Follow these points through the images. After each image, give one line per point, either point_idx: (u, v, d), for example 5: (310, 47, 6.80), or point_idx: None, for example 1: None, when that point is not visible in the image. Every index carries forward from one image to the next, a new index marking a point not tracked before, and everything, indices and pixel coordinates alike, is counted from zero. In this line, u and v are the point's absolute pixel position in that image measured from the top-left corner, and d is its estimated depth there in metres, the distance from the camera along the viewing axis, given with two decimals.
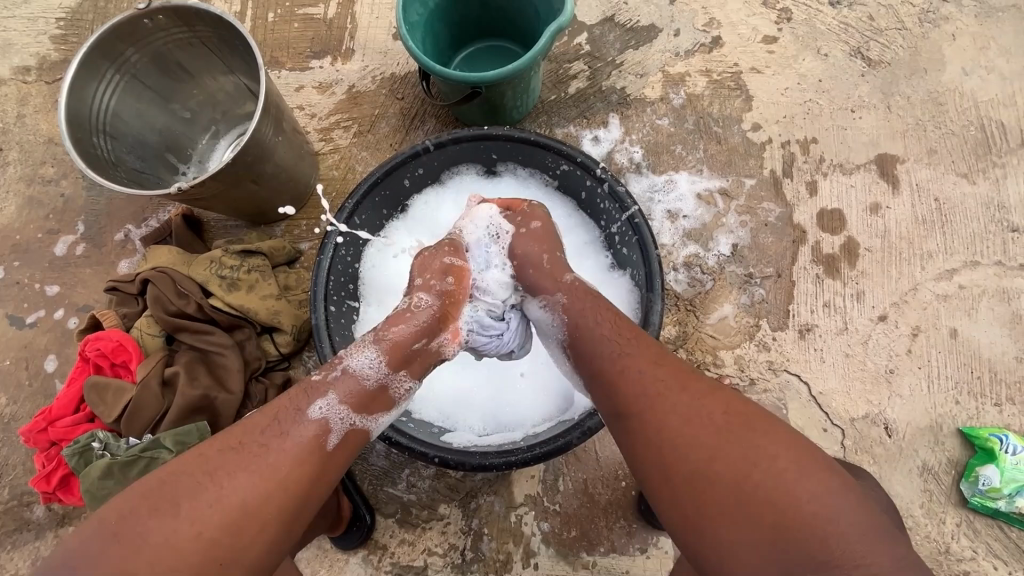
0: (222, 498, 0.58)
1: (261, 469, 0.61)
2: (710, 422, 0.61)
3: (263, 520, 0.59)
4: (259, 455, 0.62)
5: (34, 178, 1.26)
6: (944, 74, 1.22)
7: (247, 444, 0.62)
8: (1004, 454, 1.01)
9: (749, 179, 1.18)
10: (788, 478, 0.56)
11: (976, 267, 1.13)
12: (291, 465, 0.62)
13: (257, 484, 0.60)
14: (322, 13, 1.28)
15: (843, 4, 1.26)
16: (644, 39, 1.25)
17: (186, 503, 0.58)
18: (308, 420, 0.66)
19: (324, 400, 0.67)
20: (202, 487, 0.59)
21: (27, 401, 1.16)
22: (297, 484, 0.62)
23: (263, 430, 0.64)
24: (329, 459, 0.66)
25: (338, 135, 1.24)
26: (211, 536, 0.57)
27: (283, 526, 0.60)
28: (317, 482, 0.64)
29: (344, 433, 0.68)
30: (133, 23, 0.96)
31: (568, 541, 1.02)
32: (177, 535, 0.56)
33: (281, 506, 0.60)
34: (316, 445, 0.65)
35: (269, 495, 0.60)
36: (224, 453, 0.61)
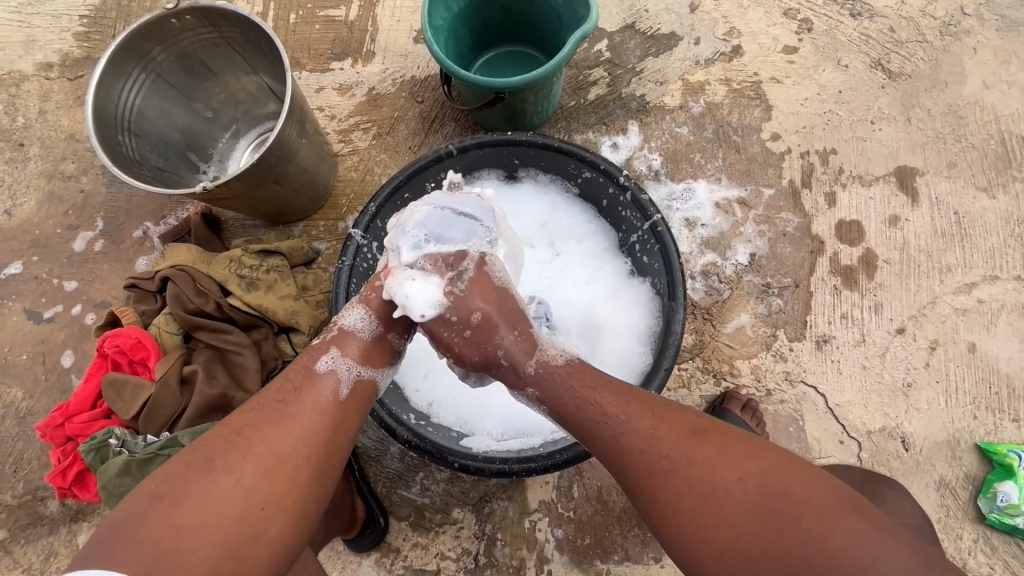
0: (256, 449, 0.60)
1: (289, 419, 0.63)
2: (729, 476, 0.59)
3: (300, 464, 0.61)
4: (281, 406, 0.64)
5: (55, 173, 1.27)
6: (965, 87, 1.22)
7: (267, 403, 0.64)
8: (1022, 470, 1.00)
9: (768, 188, 1.18)
10: (818, 528, 0.54)
11: (995, 281, 1.13)
12: (316, 414, 0.65)
13: (286, 432, 0.62)
14: (343, 15, 1.29)
15: (864, 16, 1.26)
16: (664, 47, 1.25)
17: (221, 459, 0.59)
18: (319, 373, 0.68)
19: (328, 354, 0.70)
20: (234, 445, 0.60)
21: (43, 396, 1.16)
22: (324, 432, 0.64)
23: (279, 389, 0.66)
24: (348, 408, 0.68)
25: (357, 137, 1.24)
26: (250, 487, 0.58)
27: (319, 471, 0.62)
28: (344, 430, 0.67)
29: (353, 383, 0.70)
30: (161, 22, 0.97)
31: (582, 548, 1.02)
32: (217, 489, 0.57)
33: (315, 451, 0.62)
34: (337, 398, 0.67)
35: (301, 440, 0.62)
36: (247, 416, 0.63)
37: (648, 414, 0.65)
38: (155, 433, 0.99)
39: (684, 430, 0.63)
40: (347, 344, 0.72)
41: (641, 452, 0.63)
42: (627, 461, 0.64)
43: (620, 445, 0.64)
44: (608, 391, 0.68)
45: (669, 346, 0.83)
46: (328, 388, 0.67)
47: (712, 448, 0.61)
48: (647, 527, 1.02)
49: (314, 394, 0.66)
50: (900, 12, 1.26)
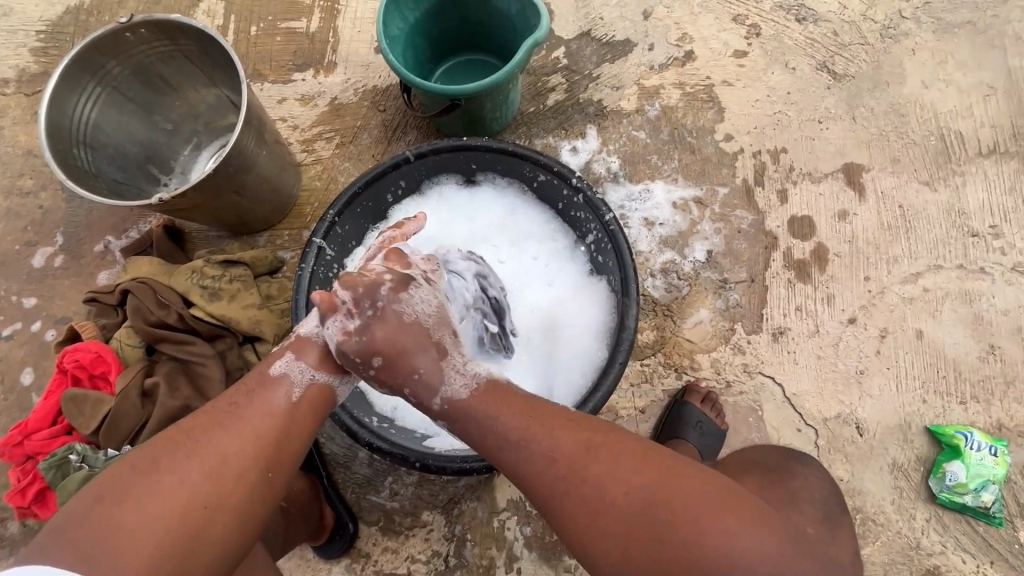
0: (202, 453, 0.61)
1: (236, 421, 0.64)
2: (623, 487, 0.62)
3: (246, 466, 0.61)
4: (233, 413, 0.64)
5: (12, 190, 1.25)
6: (905, 87, 1.28)
7: (220, 406, 0.65)
8: (968, 450, 1.05)
9: (722, 187, 1.22)
10: (701, 521, 0.59)
11: (939, 270, 1.18)
12: (265, 417, 0.65)
13: (235, 439, 0.62)
14: (304, 27, 1.30)
15: (808, 21, 1.32)
16: (620, 53, 1.29)
17: (166, 460, 0.60)
18: (273, 378, 0.68)
19: (286, 358, 0.70)
20: (180, 448, 0.61)
21: (2, 415, 1.14)
22: (271, 434, 0.64)
23: (234, 393, 0.67)
24: (301, 412, 0.68)
25: (321, 146, 1.25)
26: (193, 487, 0.59)
27: (262, 472, 0.62)
28: (295, 432, 0.67)
29: (306, 388, 0.69)
30: (115, 36, 0.97)
31: (551, 544, 1.03)
32: (162, 488, 0.58)
33: (262, 457, 0.63)
34: (289, 403, 0.67)
35: (248, 442, 0.63)
36: (197, 416, 0.64)
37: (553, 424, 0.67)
38: (117, 447, 0.99)
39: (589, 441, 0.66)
40: (309, 347, 0.71)
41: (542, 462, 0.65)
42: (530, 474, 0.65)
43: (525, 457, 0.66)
44: (518, 408, 0.69)
45: (623, 341, 0.86)
46: (283, 394, 0.67)
47: (609, 460, 0.64)
48: None
49: (265, 397, 0.66)
50: (842, 16, 1.32)
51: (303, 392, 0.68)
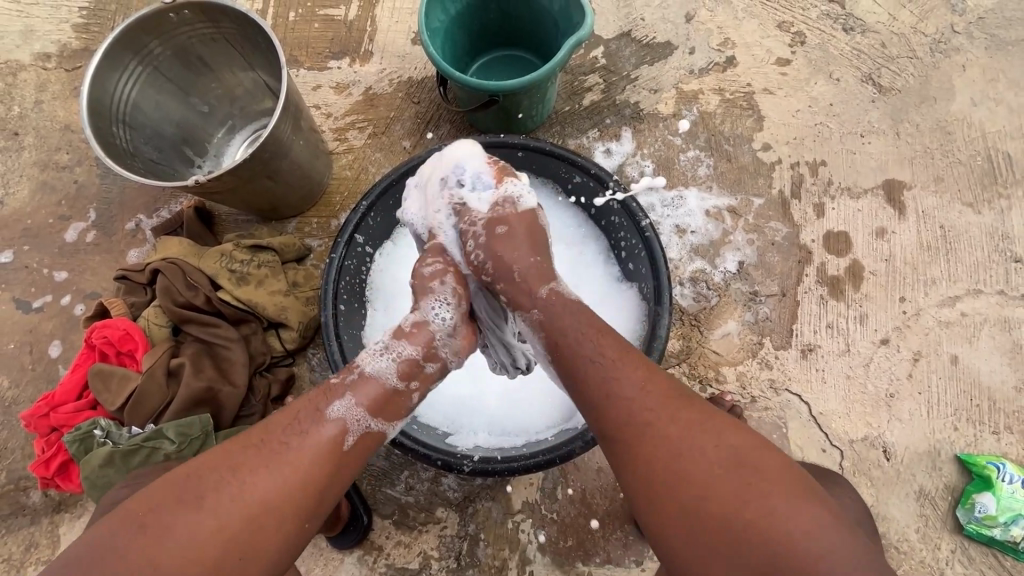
0: (245, 495, 0.59)
1: (282, 466, 0.61)
2: (702, 443, 0.59)
3: (280, 513, 0.59)
4: (279, 452, 0.62)
5: (48, 163, 1.27)
6: (953, 104, 1.24)
7: (268, 442, 0.63)
8: (1000, 482, 1.02)
9: (758, 198, 1.19)
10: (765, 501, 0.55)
11: (978, 295, 1.15)
12: (307, 465, 0.62)
13: (278, 480, 0.60)
14: (343, 14, 1.29)
15: (856, 31, 1.28)
16: (659, 56, 1.26)
17: (208, 495, 0.58)
18: (327, 418, 0.65)
19: (343, 399, 0.67)
20: (227, 482, 0.59)
21: (29, 385, 1.16)
22: (317, 481, 0.62)
23: (285, 428, 0.64)
24: (344, 460, 0.65)
25: (353, 135, 1.25)
26: (230, 532, 0.57)
27: (302, 523, 0.61)
28: (338, 477, 0.64)
29: (361, 435, 0.66)
30: (159, 16, 0.98)
31: (565, 550, 1.03)
32: (201, 528, 0.57)
33: (303, 502, 0.61)
34: (337, 448, 0.64)
35: (291, 487, 0.60)
36: (246, 452, 0.62)
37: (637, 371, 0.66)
38: (140, 425, 0.99)
39: (668, 394, 0.64)
40: (367, 390, 0.69)
41: (629, 404, 0.63)
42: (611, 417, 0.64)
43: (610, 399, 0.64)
44: (607, 339, 0.70)
45: (654, 351, 0.84)
46: (334, 432, 0.65)
47: (688, 415, 0.62)
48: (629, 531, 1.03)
49: (314, 440, 0.64)
50: (891, 28, 1.28)
51: (356, 438, 0.66)
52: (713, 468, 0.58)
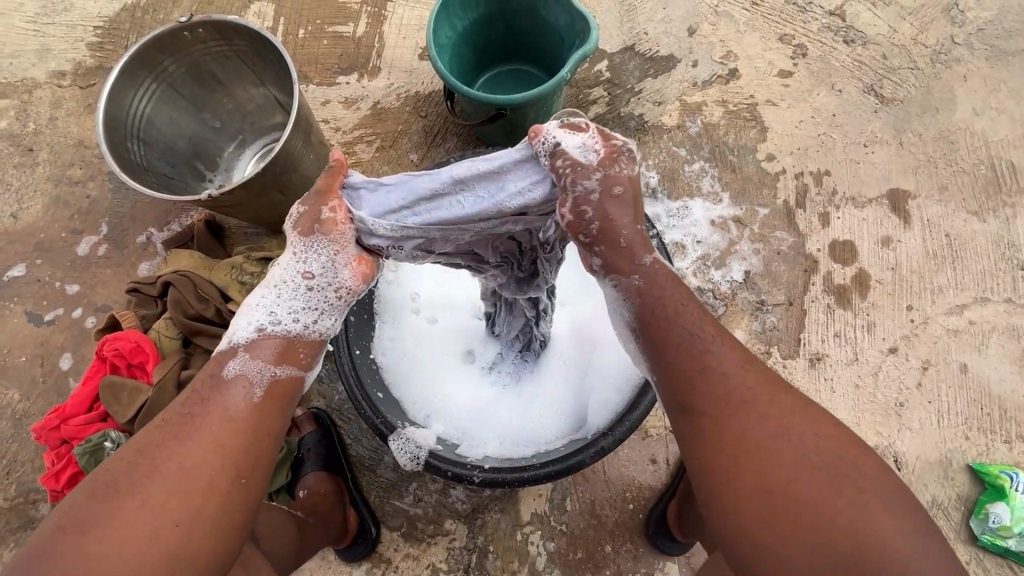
0: (156, 472, 0.54)
1: (191, 433, 0.57)
2: (805, 437, 0.55)
3: (205, 480, 0.55)
4: (185, 423, 0.57)
5: (62, 179, 1.29)
6: (955, 114, 1.25)
7: (171, 417, 0.58)
8: (1015, 492, 1.01)
9: (763, 207, 1.20)
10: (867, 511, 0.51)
11: (986, 303, 1.15)
12: (220, 424, 0.57)
13: (192, 450, 0.56)
14: (351, 31, 1.32)
15: (857, 43, 1.30)
16: (663, 69, 1.28)
17: (125, 481, 0.54)
18: (226, 380, 0.60)
19: (238, 358, 0.61)
20: (135, 465, 0.55)
21: (40, 398, 1.17)
22: (234, 440, 0.57)
23: (187, 401, 0.59)
24: (264, 411, 0.60)
25: (361, 149, 1.26)
26: (155, 507, 0.53)
27: (233, 481, 0.56)
28: (260, 432, 0.59)
29: (268, 384, 0.61)
30: (174, 35, 1.00)
31: (574, 562, 1.02)
32: (122, 514, 0.52)
33: (225, 458, 0.56)
34: (249, 402, 0.59)
35: (204, 451, 0.56)
36: (151, 432, 0.57)
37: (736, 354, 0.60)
38: None
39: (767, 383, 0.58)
40: (271, 341, 0.63)
41: (726, 385, 0.58)
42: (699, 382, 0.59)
43: (700, 373, 0.59)
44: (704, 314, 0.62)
45: None
46: (241, 394, 0.59)
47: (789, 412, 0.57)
48: (638, 542, 1.03)
49: (219, 402, 0.58)
50: (891, 39, 1.30)
51: (266, 390, 0.60)
52: (802, 468, 0.53)
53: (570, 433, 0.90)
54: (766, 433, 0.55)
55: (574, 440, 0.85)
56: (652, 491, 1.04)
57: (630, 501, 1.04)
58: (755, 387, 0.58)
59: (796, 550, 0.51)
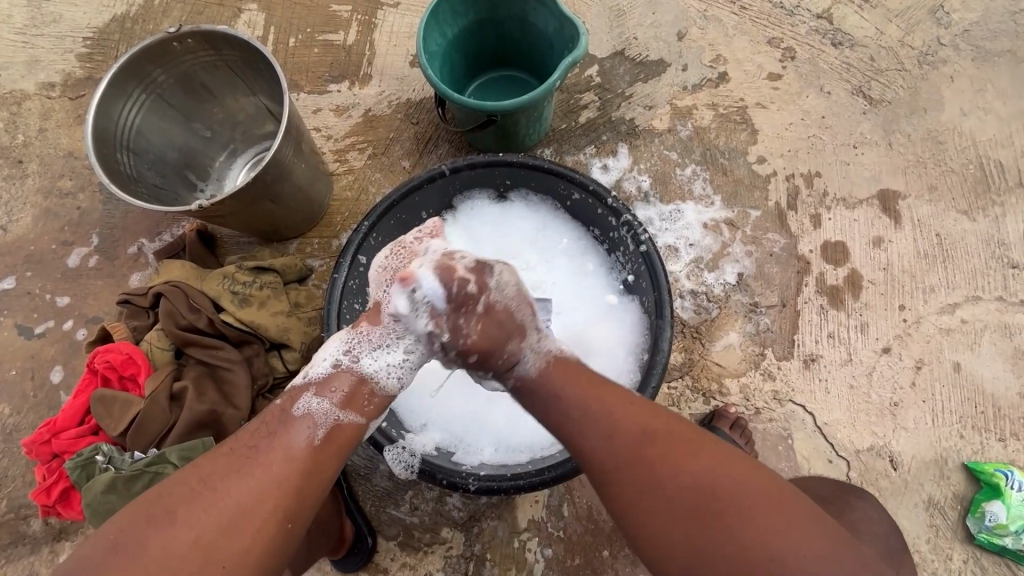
0: (216, 503, 0.57)
1: (251, 468, 0.60)
2: (684, 466, 0.62)
3: (254, 518, 0.57)
4: (249, 456, 0.61)
5: (52, 190, 1.28)
6: (943, 114, 1.26)
7: (236, 449, 0.62)
8: (1010, 490, 1.01)
9: (754, 210, 1.20)
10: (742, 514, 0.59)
11: (977, 301, 1.15)
12: (280, 465, 0.61)
13: (250, 486, 0.59)
14: (342, 39, 1.32)
15: (845, 46, 1.31)
16: (653, 73, 1.29)
17: (184, 511, 0.57)
18: (292, 418, 0.65)
19: (309, 396, 0.67)
20: (198, 493, 0.58)
21: (31, 412, 1.15)
22: (289, 482, 0.61)
23: (252, 436, 0.64)
24: (322, 455, 0.64)
25: (353, 157, 1.26)
26: (207, 541, 0.55)
27: (283, 523, 0.59)
28: (312, 476, 0.63)
29: (329, 428, 0.66)
30: (163, 45, 1.00)
31: (572, 569, 1.02)
32: (178, 542, 0.55)
33: (279, 500, 0.59)
34: (309, 444, 0.64)
35: (260, 490, 0.59)
36: (215, 461, 0.61)
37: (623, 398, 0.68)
38: (144, 450, 0.99)
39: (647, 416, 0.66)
40: (340, 376, 0.70)
41: (614, 432, 0.65)
42: (606, 450, 0.65)
43: (592, 437, 0.66)
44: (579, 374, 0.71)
45: (658, 363, 0.84)
46: (303, 433, 0.64)
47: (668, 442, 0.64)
48: None
49: (280, 441, 0.63)
50: (878, 42, 1.31)
51: (325, 431, 0.65)
52: (689, 488, 0.61)
53: None
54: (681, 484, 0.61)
55: (570, 447, 0.85)
56: None
57: None
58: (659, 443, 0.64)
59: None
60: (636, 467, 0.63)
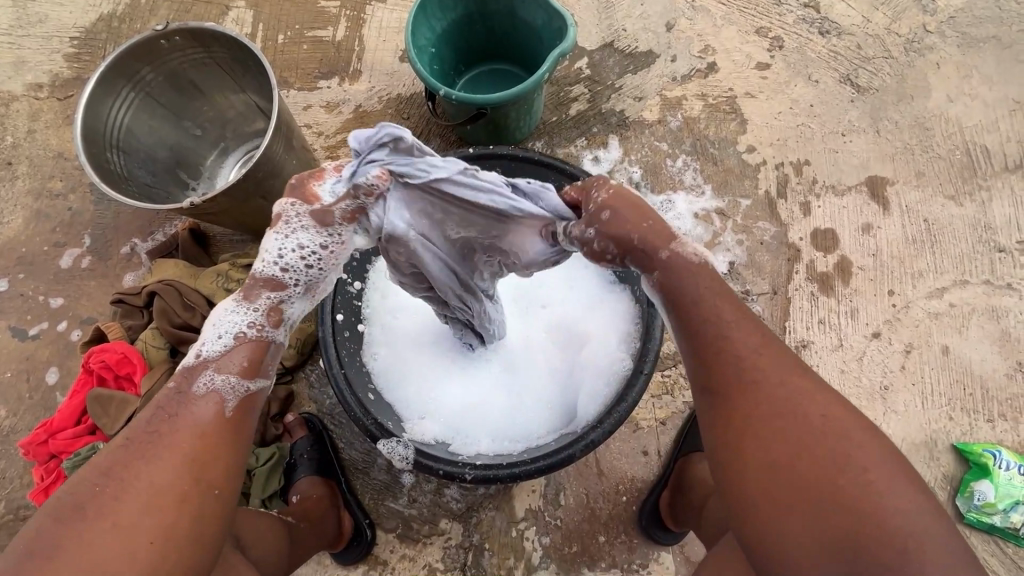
0: (130, 489, 0.53)
1: (159, 451, 0.55)
2: (806, 414, 0.55)
3: (176, 496, 0.54)
4: (154, 441, 0.55)
5: (42, 192, 1.28)
6: (929, 101, 1.27)
7: (136, 436, 0.56)
8: (998, 469, 1.03)
9: (745, 199, 1.21)
10: (842, 481, 0.52)
11: (965, 285, 1.17)
12: (191, 439, 0.56)
13: (165, 467, 0.54)
14: (330, 35, 1.32)
15: (831, 34, 1.32)
16: (642, 64, 1.29)
17: (93, 502, 0.53)
18: (196, 397, 0.58)
19: (209, 373, 0.59)
20: (105, 486, 0.53)
21: (26, 414, 1.15)
22: (204, 454, 0.56)
23: (152, 418, 0.57)
24: (237, 422, 0.59)
25: (344, 153, 1.26)
26: (126, 526, 0.52)
27: (207, 491, 0.55)
28: (230, 443, 0.58)
29: (238, 396, 0.59)
30: (152, 43, 1.00)
31: (569, 556, 1.03)
32: (93, 535, 0.51)
33: (197, 476, 0.55)
34: (217, 415, 0.57)
35: (175, 470, 0.54)
36: (117, 450, 0.55)
37: (763, 343, 0.59)
38: None
39: (785, 363, 0.58)
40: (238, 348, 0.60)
41: (736, 348, 0.58)
42: (720, 364, 0.58)
43: (711, 339, 0.59)
44: (724, 298, 0.61)
45: (649, 352, 0.83)
46: (211, 409, 0.58)
47: (798, 389, 0.56)
48: (633, 534, 1.04)
49: (189, 417, 0.57)
50: (865, 29, 1.32)
51: (237, 401, 0.59)
52: (813, 435, 0.54)
53: (563, 427, 0.90)
54: (817, 414, 0.55)
55: (566, 434, 0.86)
56: (644, 483, 1.05)
57: (623, 493, 1.05)
58: (790, 384, 0.56)
59: (803, 525, 0.51)
60: (739, 391, 0.57)
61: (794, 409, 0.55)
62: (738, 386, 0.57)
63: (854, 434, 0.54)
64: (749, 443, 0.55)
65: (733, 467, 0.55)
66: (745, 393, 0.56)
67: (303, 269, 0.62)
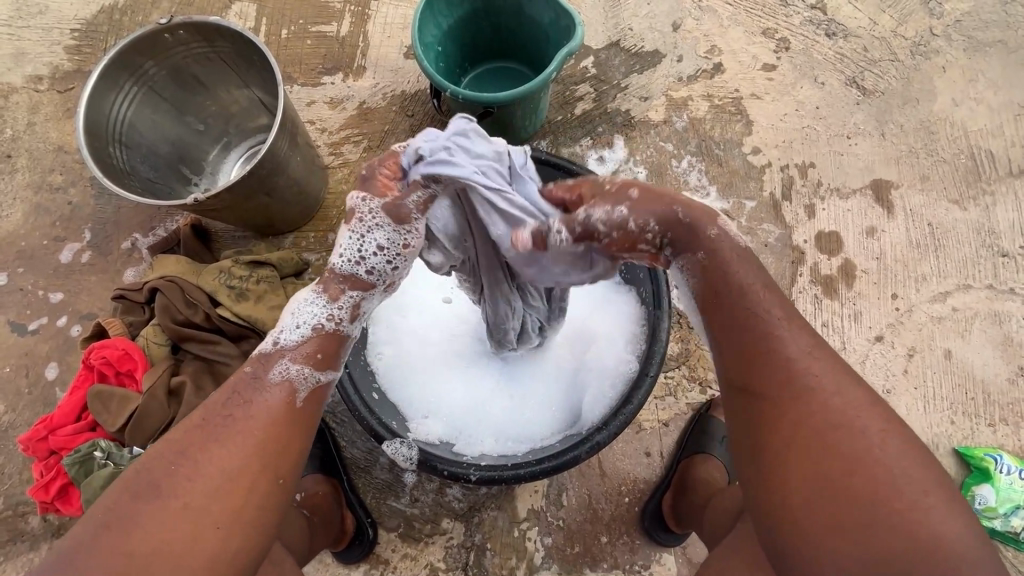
0: (202, 471, 0.54)
1: (231, 435, 0.56)
2: (852, 432, 0.54)
3: (244, 481, 0.55)
4: (226, 425, 0.57)
5: (42, 185, 1.27)
6: (935, 104, 1.27)
7: (209, 420, 0.57)
8: (999, 473, 1.03)
9: (749, 201, 1.21)
10: (883, 506, 0.51)
11: (968, 289, 1.17)
12: (259, 427, 0.57)
13: (235, 452, 0.56)
14: (335, 31, 1.31)
15: (838, 36, 1.31)
16: (648, 64, 1.29)
17: (165, 482, 0.53)
18: (270, 385, 0.60)
19: (284, 362, 0.61)
20: (178, 465, 0.54)
21: (26, 409, 1.15)
22: (273, 444, 0.57)
23: (225, 402, 0.58)
24: (300, 415, 0.60)
25: (348, 149, 1.26)
26: (195, 506, 0.53)
27: (274, 479, 0.57)
28: (294, 434, 0.59)
29: (310, 388, 0.62)
30: (155, 37, 0.99)
31: (572, 557, 1.03)
32: (160, 515, 0.52)
33: (262, 465, 0.56)
34: (285, 405, 0.59)
35: (246, 454, 0.56)
36: (187, 433, 0.56)
37: (813, 348, 0.59)
38: (142, 445, 0.99)
39: (832, 372, 0.58)
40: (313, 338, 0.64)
41: (783, 355, 0.58)
42: (766, 370, 0.59)
43: (752, 345, 0.60)
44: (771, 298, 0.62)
45: (656, 354, 0.83)
46: (283, 397, 0.60)
47: (849, 400, 0.56)
48: (635, 535, 1.04)
49: (256, 406, 0.58)
50: (871, 32, 1.32)
51: (309, 391, 0.62)
52: (857, 448, 0.54)
53: (567, 428, 0.89)
54: (858, 438, 0.54)
55: (571, 436, 0.85)
56: (646, 484, 1.05)
57: (625, 494, 1.05)
58: (839, 397, 0.56)
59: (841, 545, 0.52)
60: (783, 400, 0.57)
61: (842, 422, 0.55)
62: (777, 395, 0.58)
63: (904, 455, 0.53)
64: (786, 452, 0.56)
65: (766, 478, 0.57)
66: (789, 399, 0.57)
67: (381, 268, 0.65)
